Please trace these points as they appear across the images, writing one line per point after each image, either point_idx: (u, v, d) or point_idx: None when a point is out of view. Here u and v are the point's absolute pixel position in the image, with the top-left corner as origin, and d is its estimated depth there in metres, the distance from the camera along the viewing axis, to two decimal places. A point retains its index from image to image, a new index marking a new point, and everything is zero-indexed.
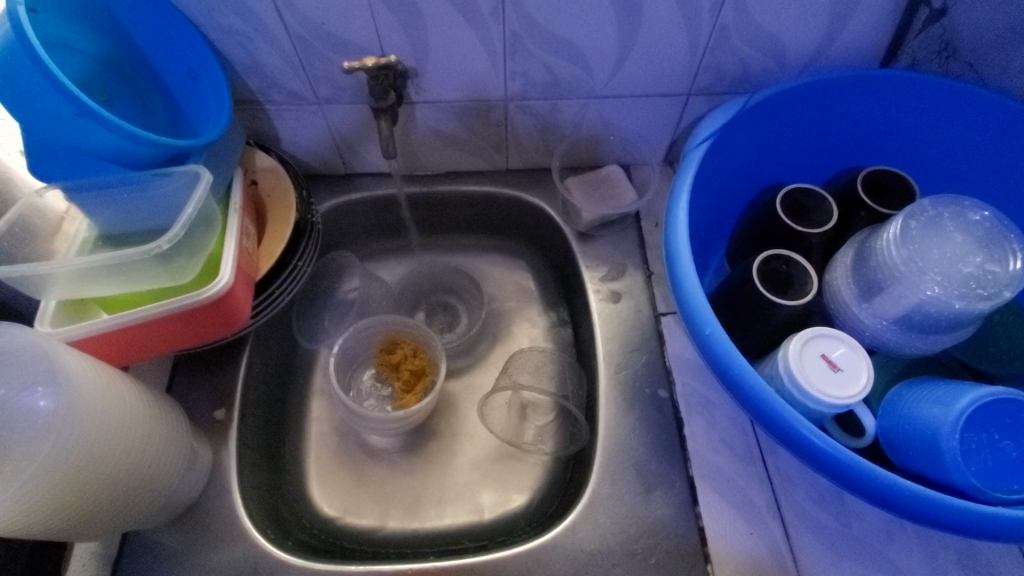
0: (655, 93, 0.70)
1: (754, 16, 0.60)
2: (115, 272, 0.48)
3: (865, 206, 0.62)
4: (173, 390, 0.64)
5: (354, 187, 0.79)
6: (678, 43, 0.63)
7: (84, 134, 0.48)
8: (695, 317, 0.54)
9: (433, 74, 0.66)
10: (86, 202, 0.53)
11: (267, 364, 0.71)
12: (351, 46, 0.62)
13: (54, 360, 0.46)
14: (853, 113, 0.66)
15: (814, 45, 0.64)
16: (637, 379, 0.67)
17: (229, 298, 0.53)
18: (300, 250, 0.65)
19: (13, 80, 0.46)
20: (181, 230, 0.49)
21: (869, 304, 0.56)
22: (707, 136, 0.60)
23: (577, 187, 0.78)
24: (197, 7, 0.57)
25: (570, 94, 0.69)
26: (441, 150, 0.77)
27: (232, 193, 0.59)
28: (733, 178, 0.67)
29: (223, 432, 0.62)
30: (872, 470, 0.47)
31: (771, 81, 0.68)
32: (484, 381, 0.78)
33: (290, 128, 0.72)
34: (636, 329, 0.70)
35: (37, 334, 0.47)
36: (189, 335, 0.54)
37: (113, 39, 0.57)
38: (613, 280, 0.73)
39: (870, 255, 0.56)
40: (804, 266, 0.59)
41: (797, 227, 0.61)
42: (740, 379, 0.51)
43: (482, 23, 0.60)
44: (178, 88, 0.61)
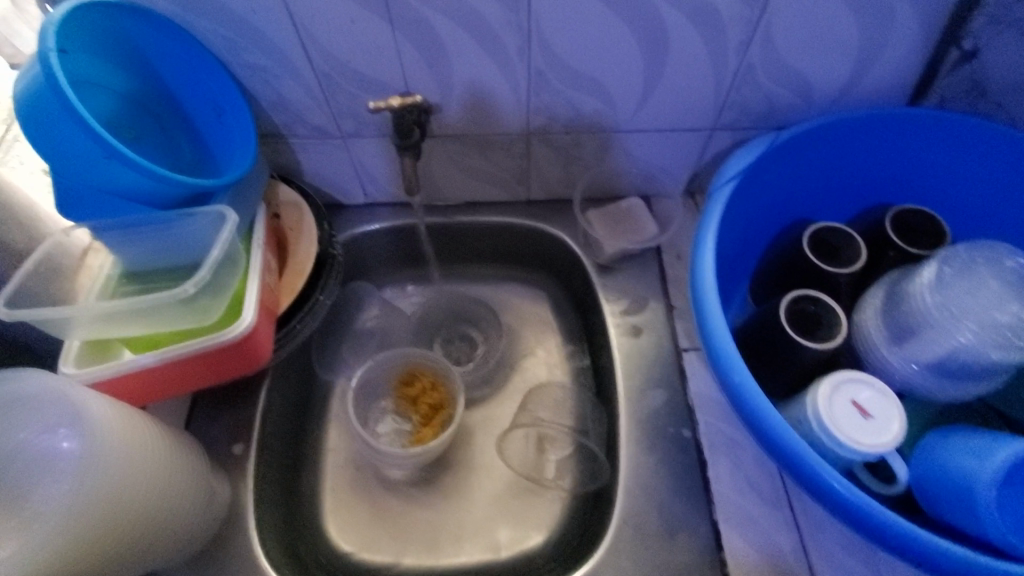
0: (677, 128, 0.69)
1: (780, 53, 0.60)
2: (139, 314, 0.48)
3: (894, 245, 0.61)
4: (191, 425, 0.63)
5: (373, 216, 0.79)
6: (704, 79, 0.63)
7: (114, 176, 0.48)
8: (725, 363, 0.53)
9: (457, 109, 0.66)
10: (111, 239, 0.53)
11: (286, 396, 0.70)
12: (376, 82, 0.62)
13: (74, 402, 0.46)
14: (880, 151, 0.66)
15: (841, 82, 0.63)
16: (659, 417, 0.66)
17: (251, 339, 0.53)
18: (321, 283, 0.65)
19: (42, 119, 0.46)
20: (207, 273, 0.49)
21: (900, 348, 0.55)
22: (731, 177, 0.60)
23: (597, 219, 0.78)
24: (226, 45, 0.57)
25: (592, 128, 0.69)
26: (462, 181, 0.77)
27: (255, 229, 0.60)
28: (759, 216, 0.67)
29: (241, 467, 0.62)
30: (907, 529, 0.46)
31: (796, 116, 0.68)
32: (502, 413, 0.77)
33: (312, 160, 0.72)
34: (658, 365, 0.69)
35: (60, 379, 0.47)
36: (210, 375, 0.54)
37: (142, 76, 0.57)
38: (633, 313, 0.73)
39: (902, 298, 0.55)
40: (833, 307, 0.58)
41: (825, 267, 0.60)
42: (770, 429, 0.50)
43: (508, 62, 0.60)
44: (206, 126, 0.62)
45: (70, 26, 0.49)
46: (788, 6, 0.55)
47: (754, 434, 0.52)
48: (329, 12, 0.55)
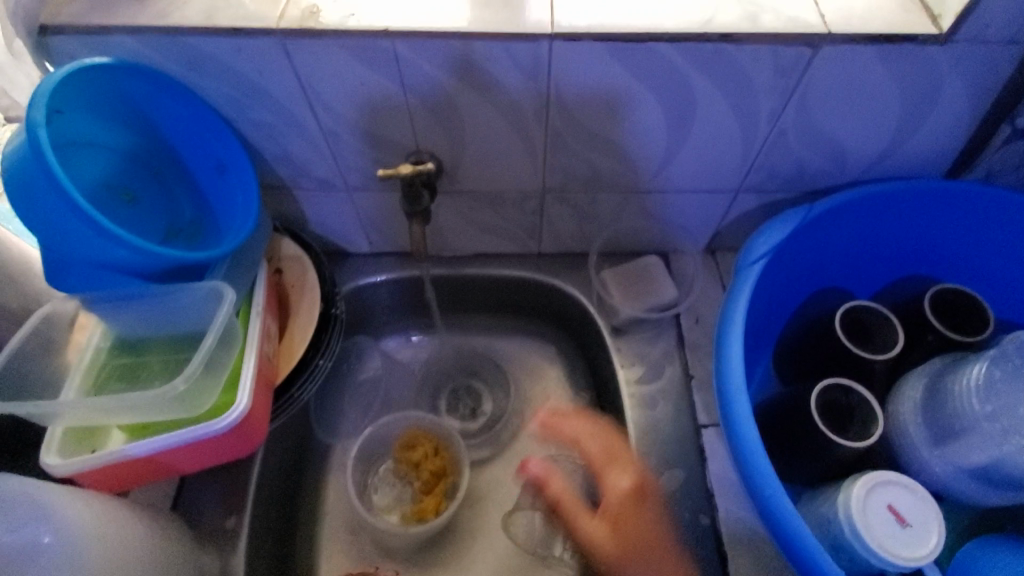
0: (701, 189, 0.65)
1: (815, 121, 0.56)
2: (127, 407, 0.45)
3: (933, 329, 0.57)
4: (179, 500, 0.59)
5: (378, 267, 0.76)
6: (732, 144, 0.59)
7: (107, 252, 0.46)
8: (743, 459, 0.51)
9: (469, 168, 0.63)
10: (105, 310, 0.50)
11: (282, 459, 0.67)
12: (386, 141, 0.59)
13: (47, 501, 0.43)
14: (918, 223, 0.62)
15: (879, 151, 0.59)
16: (674, 500, 0.62)
17: (247, 423, 0.49)
18: (322, 347, 0.62)
19: (26, 189, 0.43)
20: (198, 366, 0.46)
21: (940, 449, 0.51)
22: (763, 253, 0.58)
23: (612, 277, 0.74)
24: (229, 103, 0.55)
25: (611, 188, 0.66)
26: (472, 234, 0.73)
27: (255, 293, 0.57)
28: (788, 288, 0.63)
29: (234, 542, 0.58)
30: None
31: (829, 181, 0.64)
32: (508, 478, 0.73)
33: (316, 212, 0.69)
34: (674, 440, 0.65)
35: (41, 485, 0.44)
36: (203, 460, 0.50)
37: (142, 134, 0.54)
38: (649, 381, 0.69)
39: (947, 398, 0.51)
40: (867, 397, 0.54)
41: (859, 351, 0.56)
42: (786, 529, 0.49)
43: (525, 124, 0.57)
44: (208, 184, 0.59)
45: (65, 90, 0.46)
46: (828, 76, 0.52)
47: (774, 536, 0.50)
48: (339, 75, 0.52)
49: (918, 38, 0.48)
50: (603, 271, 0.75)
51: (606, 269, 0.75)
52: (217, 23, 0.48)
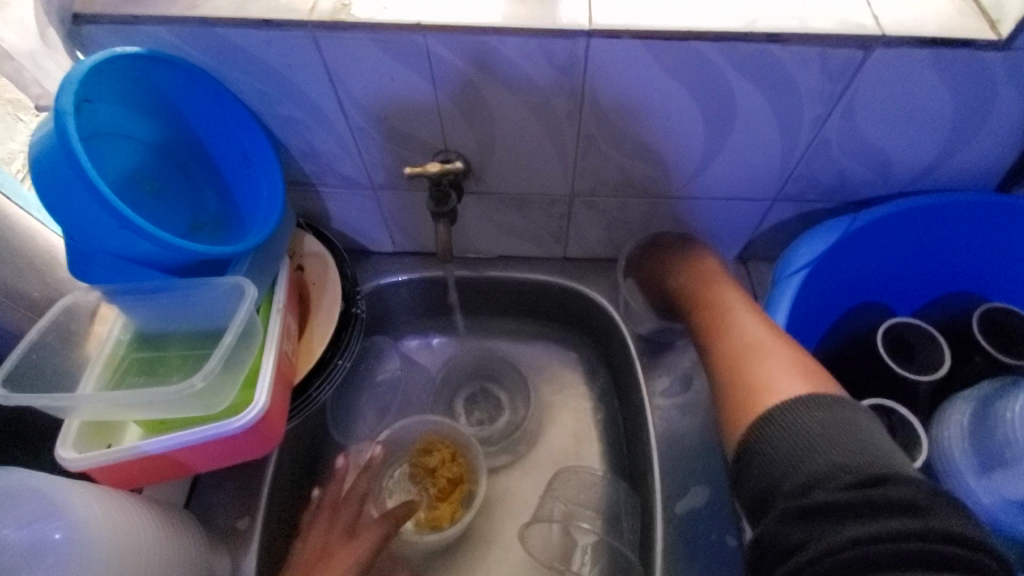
0: (736, 198, 0.63)
1: (861, 129, 0.54)
2: (144, 404, 0.44)
3: (981, 349, 0.54)
4: (193, 498, 0.59)
5: (400, 267, 0.75)
6: (771, 151, 0.57)
7: (131, 242, 0.45)
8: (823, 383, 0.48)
9: (496, 169, 0.61)
10: (126, 302, 0.50)
11: (297, 459, 0.66)
12: (413, 139, 0.58)
13: (59, 499, 0.43)
14: (965, 239, 0.60)
15: (927, 162, 0.57)
16: (700, 522, 0.59)
17: (263, 424, 0.48)
18: (342, 347, 0.60)
19: (54, 178, 0.43)
20: (217, 363, 0.45)
21: (988, 479, 0.48)
22: (802, 265, 0.56)
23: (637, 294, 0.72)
24: (258, 97, 0.54)
25: (642, 193, 0.64)
26: (497, 236, 0.71)
27: (277, 291, 0.56)
28: (825, 302, 0.61)
29: (245, 543, 0.57)
30: None
31: (872, 193, 0.61)
32: (524, 487, 0.71)
33: (339, 209, 0.68)
34: (700, 457, 0.63)
35: (57, 479, 0.44)
36: (219, 459, 0.49)
37: (171, 125, 0.54)
38: (674, 394, 0.67)
39: (995, 422, 0.48)
40: (910, 420, 0.51)
41: (902, 370, 0.53)
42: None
43: (557, 125, 0.55)
44: (234, 178, 0.58)
45: (95, 78, 0.46)
46: (878, 81, 0.49)
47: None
48: (369, 69, 0.51)
49: (978, 43, 0.46)
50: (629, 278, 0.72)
51: (631, 280, 0.72)
52: (248, 15, 0.47)
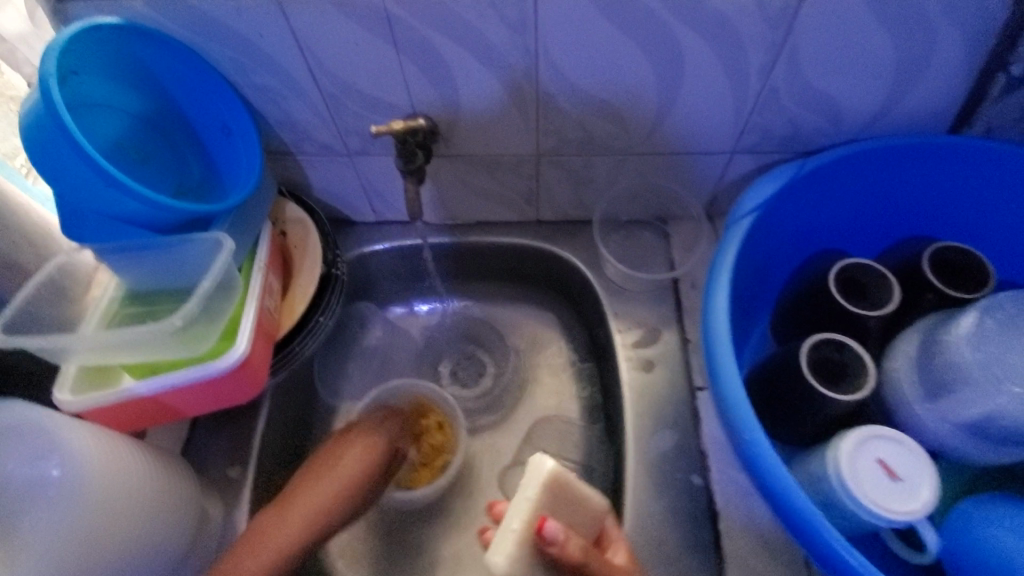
0: (696, 152, 0.65)
1: (807, 76, 0.56)
2: (132, 344, 0.48)
3: (932, 287, 0.56)
4: (189, 447, 0.62)
5: (380, 234, 0.78)
6: (724, 103, 0.59)
7: (114, 199, 0.48)
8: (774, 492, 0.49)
9: (463, 131, 0.64)
10: (115, 261, 0.53)
11: (287, 416, 0.69)
12: (381, 103, 0.60)
13: (56, 435, 0.46)
14: (919, 183, 0.62)
15: (876, 107, 0.59)
16: (669, 463, 0.61)
17: (245, 368, 0.51)
18: (323, 306, 0.64)
19: (42, 142, 0.46)
20: (196, 304, 0.49)
21: (934, 405, 0.50)
22: (751, 210, 0.57)
23: (534, 475, 0.46)
24: (232, 67, 0.57)
25: (606, 151, 0.66)
26: (471, 201, 0.74)
27: (259, 249, 0.59)
28: (784, 247, 0.63)
29: (237, 489, 0.61)
30: None
31: (827, 142, 0.63)
32: (506, 442, 0.74)
33: (319, 177, 0.71)
34: (670, 405, 0.65)
35: (54, 415, 0.47)
36: (207, 403, 0.53)
37: (153, 96, 0.57)
38: (645, 345, 0.69)
39: (938, 350, 0.50)
40: (860, 353, 0.53)
41: (852, 307, 0.56)
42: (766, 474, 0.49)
43: (515, 83, 0.58)
44: (214, 145, 0.61)
45: (77, 49, 0.49)
46: (816, 28, 0.51)
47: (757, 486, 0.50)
48: (332, 33, 0.53)
49: None
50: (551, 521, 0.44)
51: (497, 555, 0.43)
52: None
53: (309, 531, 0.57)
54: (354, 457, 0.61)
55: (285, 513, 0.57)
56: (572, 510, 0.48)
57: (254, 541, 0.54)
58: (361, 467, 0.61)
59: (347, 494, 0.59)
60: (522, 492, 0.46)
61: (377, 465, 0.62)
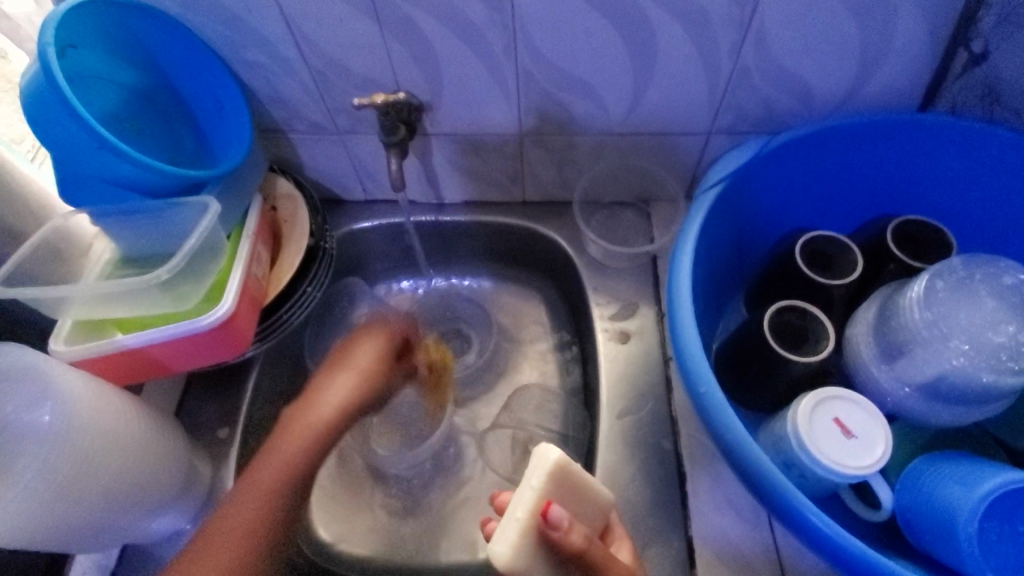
0: (673, 131, 0.68)
1: (775, 54, 0.58)
2: (124, 297, 0.51)
3: (895, 258, 0.58)
4: (181, 408, 0.65)
5: (370, 213, 0.80)
6: (697, 82, 0.61)
7: (110, 165, 0.51)
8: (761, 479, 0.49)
9: (446, 109, 0.66)
10: (108, 224, 0.56)
11: (275, 384, 0.72)
12: (367, 80, 0.63)
13: (50, 379, 0.48)
14: (886, 161, 0.64)
15: (843, 87, 0.61)
16: (641, 429, 0.64)
17: (230, 325, 0.54)
18: (310, 276, 0.66)
19: (41, 108, 0.49)
20: (181, 260, 0.51)
21: (890, 367, 0.52)
22: (719, 181, 0.60)
23: (541, 463, 0.48)
24: (224, 43, 0.60)
25: (585, 130, 0.68)
26: (457, 180, 0.76)
27: (248, 219, 0.62)
28: (756, 222, 0.65)
29: (225, 449, 0.63)
30: (863, 550, 0.45)
31: (798, 122, 0.65)
32: (489, 414, 0.76)
33: (310, 156, 0.74)
34: (644, 375, 0.67)
35: (41, 357, 0.48)
36: (194, 359, 0.55)
37: (148, 74, 0.60)
38: (623, 319, 0.71)
39: (893, 313, 0.52)
40: (822, 319, 0.55)
41: (817, 277, 0.58)
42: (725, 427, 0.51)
43: (495, 61, 0.60)
44: (207, 120, 0.64)
45: (74, 24, 0.52)
46: (781, 7, 0.54)
47: (715, 438, 0.52)
48: (318, 10, 0.56)
49: None
50: (555, 506, 0.44)
51: (500, 546, 0.45)
52: None
53: (306, 470, 0.55)
54: (336, 399, 0.59)
55: (280, 451, 0.55)
56: (578, 504, 0.49)
57: (250, 481, 0.52)
58: (344, 408, 0.59)
59: (336, 426, 0.58)
60: (528, 482, 0.48)
61: (366, 400, 0.60)
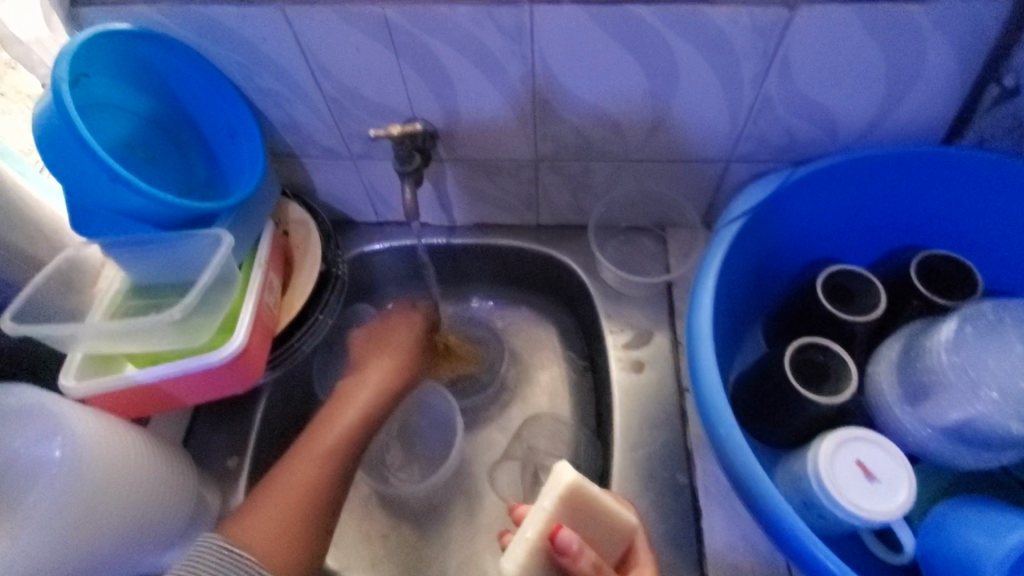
0: (691, 159, 0.67)
1: (798, 85, 0.57)
2: (136, 333, 0.50)
3: (917, 293, 0.57)
4: (191, 437, 0.64)
5: (382, 235, 0.79)
6: (718, 111, 0.60)
7: (119, 197, 0.50)
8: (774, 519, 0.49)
9: (462, 136, 0.65)
10: (120, 255, 0.55)
11: (284, 410, 0.71)
12: (383, 107, 0.62)
13: (60, 415, 0.48)
14: (909, 192, 0.63)
15: (866, 118, 0.60)
16: (656, 462, 0.63)
17: (242, 359, 0.53)
18: (321, 303, 0.66)
19: (53, 141, 0.48)
20: (195, 297, 0.51)
21: (914, 409, 0.51)
22: (741, 214, 0.59)
23: (553, 486, 0.47)
24: (239, 70, 0.59)
25: (602, 157, 0.67)
26: (471, 204, 0.76)
27: (260, 247, 0.62)
28: (776, 252, 0.64)
29: (234, 478, 0.63)
30: None
31: (820, 151, 0.64)
32: (499, 440, 0.75)
33: (322, 179, 0.73)
34: (659, 406, 0.66)
35: (55, 398, 0.49)
36: (205, 392, 0.55)
37: (161, 99, 0.60)
38: (637, 348, 0.70)
39: (919, 355, 0.51)
40: (845, 356, 0.54)
41: (838, 312, 0.57)
42: (741, 469, 0.50)
43: (513, 90, 0.60)
44: (219, 145, 0.64)
45: (89, 53, 0.51)
46: (806, 39, 0.53)
47: (734, 480, 0.51)
48: (336, 39, 0.55)
49: None
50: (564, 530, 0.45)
51: (507, 562, 0.45)
52: None
53: (351, 448, 0.64)
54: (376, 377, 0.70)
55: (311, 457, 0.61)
56: (594, 529, 0.48)
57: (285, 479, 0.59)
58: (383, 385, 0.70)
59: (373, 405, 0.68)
60: (541, 502, 0.47)
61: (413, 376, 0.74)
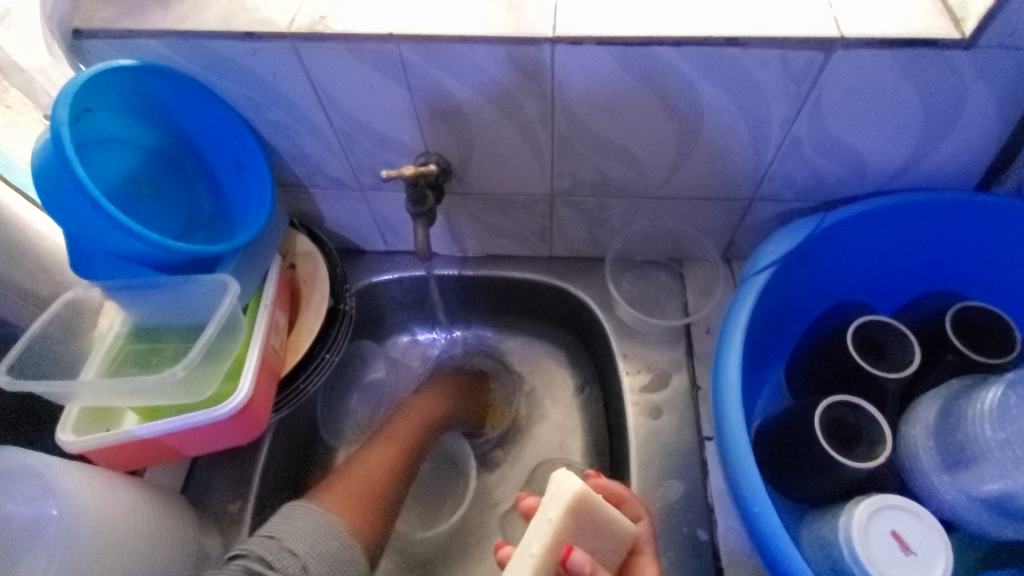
0: (713, 196, 0.64)
1: (831, 128, 0.54)
2: (135, 391, 0.48)
3: (954, 348, 0.54)
4: (190, 482, 0.62)
5: (391, 264, 0.77)
6: (744, 152, 0.58)
7: (121, 241, 0.48)
8: None
9: (476, 170, 0.63)
10: (123, 298, 0.53)
11: (288, 449, 0.68)
12: (395, 142, 0.60)
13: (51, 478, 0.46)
14: (943, 238, 0.60)
15: (901, 161, 0.57)
16: (674, 515, 0.60)
17: (246, 412, 0.52)
18: (329, 341, 0.63)
19: (52, 185, 0.46)
20: (197, 353, 0.49)
21: (952, 477, 0.48)
22: (770, 262, 0.56)
23: (560, 493, 0.45)
24: (246, 104, 0.57)
25: (621, 193, 0.65)
26: (482, 236, 0.73)
27: (266, 285, 0.59)
28: (802, 296, 0.61)
29: (236, 526, 0.60)
30: None
31: (849, 193, 0.61)
32: (510, 481, 0.73)
33: (330, 209, 0.71)
34: (677, 454, 0.64)
35: (51, 460, 0.47)
36: (207, 444, 0.53)
37: (166, 132, 0.57)
38: (654, 390, 0.68)
39: (959, 422, 0.48)
40: (875, 417, 0.52)
41: (871, 368, 0.54)
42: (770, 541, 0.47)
43: (530, 127, 0.57)
44: (225, 178, 0.62)
45: (92, 90, 0.49)
46: (842, 84, 0.50)
47: (761, 550, 0.48)
48: (348, 76, 0.53)
49: (941, 43, 0.46)
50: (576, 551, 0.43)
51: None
52: (232, 27, 0.50)
53: (394, 484, 0.62)
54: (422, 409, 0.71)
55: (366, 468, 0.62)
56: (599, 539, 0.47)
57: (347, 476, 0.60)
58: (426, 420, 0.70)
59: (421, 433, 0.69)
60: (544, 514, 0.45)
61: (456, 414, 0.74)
